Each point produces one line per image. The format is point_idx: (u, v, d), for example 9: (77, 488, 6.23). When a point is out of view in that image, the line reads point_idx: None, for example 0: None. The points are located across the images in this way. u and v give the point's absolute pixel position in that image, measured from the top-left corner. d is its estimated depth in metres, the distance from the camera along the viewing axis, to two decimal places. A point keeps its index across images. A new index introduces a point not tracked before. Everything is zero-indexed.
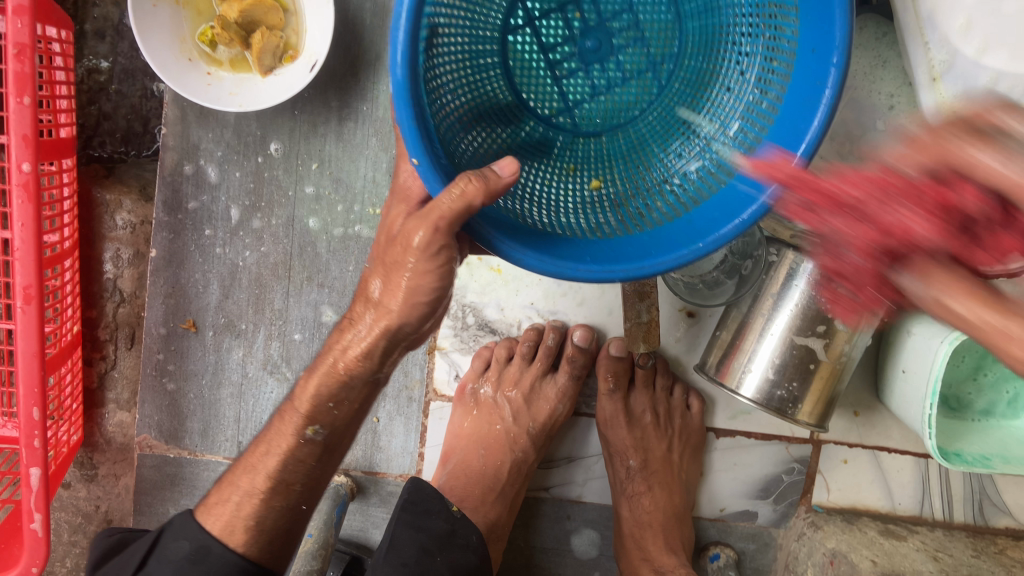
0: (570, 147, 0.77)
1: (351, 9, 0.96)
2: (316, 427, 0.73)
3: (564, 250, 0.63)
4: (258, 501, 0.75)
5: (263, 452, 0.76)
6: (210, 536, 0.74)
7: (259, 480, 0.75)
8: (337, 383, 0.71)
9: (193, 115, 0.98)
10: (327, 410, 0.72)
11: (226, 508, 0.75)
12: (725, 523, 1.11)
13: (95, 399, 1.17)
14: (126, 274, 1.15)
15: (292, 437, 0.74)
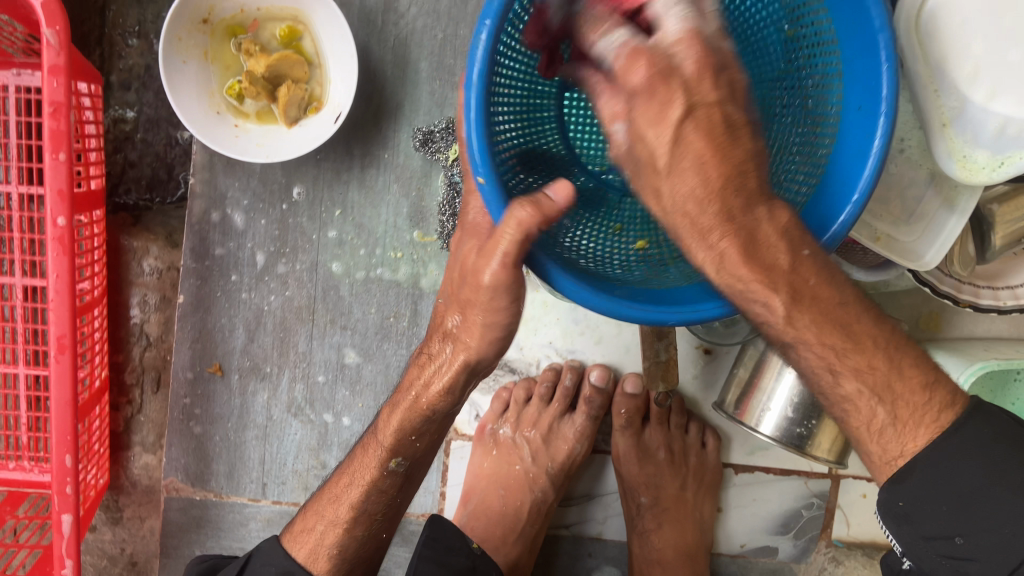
0: (619, 205, 0.78)
1: (373, 62, 0.99)
2: (398, 460, 0.80)
3: (616, 289, 0.65)
4: (342, 530, 0.83)
5: (345, 484, 0.84)
6: (295, 562, 0.84)
7: (343, 509, 0.83)
8: (420, 417, 0.76)
9: (221, 164, 1.01)
10: (409, 443, 0.78)
11: (312, 535, 0.85)
12: (746, 559, 1.11)
13: (121, 441, 1.19)
14: (153, 319, 1.17)
15: (376, 469, 0.81)
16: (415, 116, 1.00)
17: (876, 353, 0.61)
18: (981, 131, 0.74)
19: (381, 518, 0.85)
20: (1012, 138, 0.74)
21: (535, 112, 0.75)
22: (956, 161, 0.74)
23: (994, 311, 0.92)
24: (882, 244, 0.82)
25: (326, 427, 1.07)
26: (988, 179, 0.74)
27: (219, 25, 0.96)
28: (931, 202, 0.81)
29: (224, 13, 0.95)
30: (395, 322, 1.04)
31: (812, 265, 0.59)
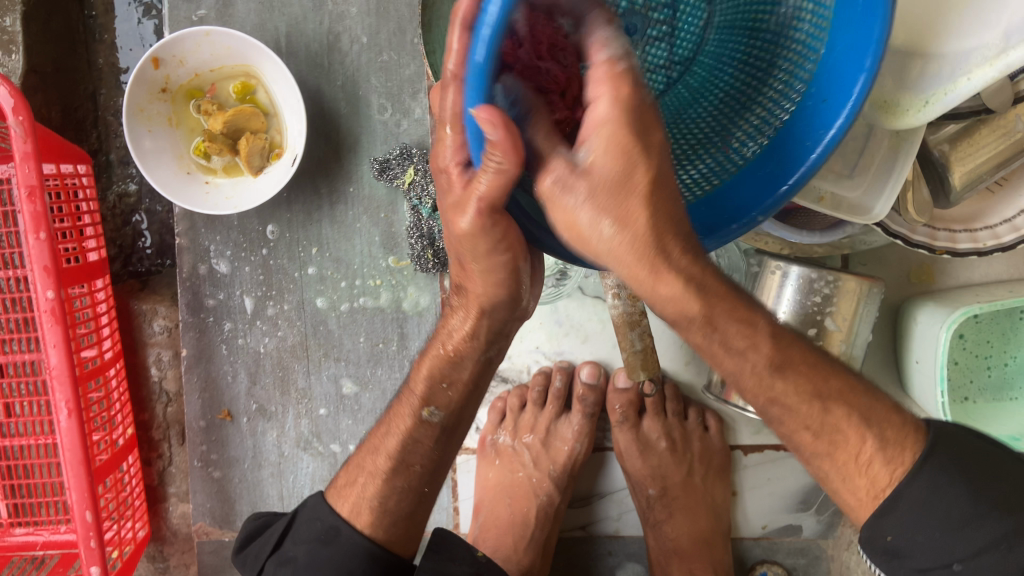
0: None
1: (326, 101, 1.03)
2: (431, 408, 0.74)
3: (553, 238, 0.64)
4: (381, 481, 0.78)
5: (382, 435, 0.80)
6: (337, 517, 0.79)
7: (381, 461, 0.78)
8: (446, 363, 0.71)
9: (202, 221, 1.07)
10: (441, 390, 0.73)
11: (353, 489, 0.80)
12: (769, 540, 1.09)
13: (157, 494, 1.25)
14: (170, 375, 1.24)
15: (411, 418, 0.76)
16: (372, 147, 1.04)
17: (852, 419, 0.60)
18: (902, 75, 0.72)
19: (423, 471, 0.78)
20: (934, 76, 0.70)
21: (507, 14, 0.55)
22: (877, 106, 0.74)
23: (976, 254, 0.89)
24: (826, 203, 0.77)
25: (335, 457, 1.10)
26: (908, 123, 0.71)
27: (178, 91, 1.01)
28: (875, 151, 0.77)
29: (180, 79, 1.00)
30: (385, 347, 1.08)
31: (802, 355, 0.60)
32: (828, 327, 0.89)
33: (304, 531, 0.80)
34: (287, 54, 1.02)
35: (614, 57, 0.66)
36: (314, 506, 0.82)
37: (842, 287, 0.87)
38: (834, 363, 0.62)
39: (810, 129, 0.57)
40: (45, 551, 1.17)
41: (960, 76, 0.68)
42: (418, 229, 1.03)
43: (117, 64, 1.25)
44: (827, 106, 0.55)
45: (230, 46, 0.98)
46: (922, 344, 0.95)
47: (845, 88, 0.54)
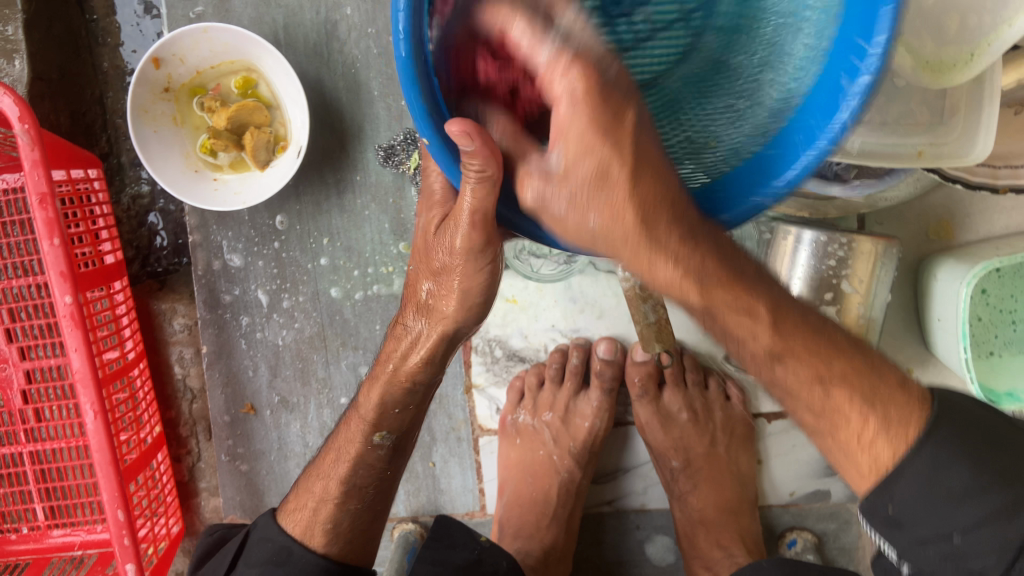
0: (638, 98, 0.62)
1: (328, 91, 1.03)
2: (384, 432, 0.76)
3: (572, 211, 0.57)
4: (333, 505, 0.78)
5: (333, 460, 0.79)
6: (289, 537, 0.79)
7: (334, 484, 0.78)
8: (402, 390, 0.74)
9: (213, 218, 1.08)
10: (392, 416, 0.75)
11: (304, 513, 0.79)
12: (798, 507, 1.08)
13: (189, 490, 1.27)
14: (193, 372, 1.25)
15: (361, 444, 0.77)
16: (377, 134, 1.04)
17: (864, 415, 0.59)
18: (940, 32, 0.70)
19: (375, 489, 0.80)
20: (974, 28, 0.68)
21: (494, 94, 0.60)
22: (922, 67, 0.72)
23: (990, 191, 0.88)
24: (928, 155, 0.78)
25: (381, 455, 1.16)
26: (956, 79, 0.70)
27: (181, 89, 1.01)
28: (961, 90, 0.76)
29: (182, 78, 1.00)
30: None
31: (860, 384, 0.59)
32: (845, 290, 0.87)
33: (257, 552, 0.80)
34: (286, 46, 1.02)
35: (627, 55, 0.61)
36: (264, 526, 0.82)
37: (856, 249, 0.85)
38: (844, 341, 0.61)
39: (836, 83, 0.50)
40: (84, 550, 1.20)
41: (1003, 24, 0.67)
42: None
43: (121, 66, 1.25)
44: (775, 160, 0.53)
45: (228, 42, 0.98)
46: (942, 300, 0.93)
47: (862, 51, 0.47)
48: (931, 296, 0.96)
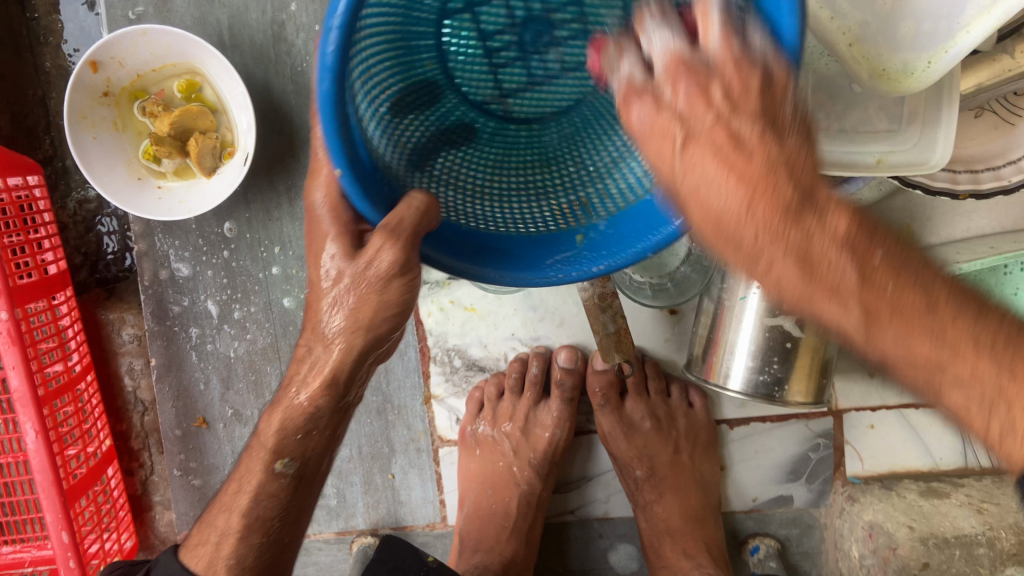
0: (501, 137, 0.65)
1: (276, 95, 0.99)
2: (285, 461, 0.64)
3: (505, 259, 0.56)
4: (237, 540, 0.68)
5: (235, 490, 0.69)
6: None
7: (235, 518, 0.68)
8: (301, 416, 0.62)
9: (159, 225, 1.04)
10: (297, 441, 0.63)
11: (206, 548, 0.69)
12: (761, 512, 1.08)
13: (142, 504, 1.22)
14: (143, 384, 1.20)
15: (262, 473, 0.65)
16: None
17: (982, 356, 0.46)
18: (895, 40, 0.68)
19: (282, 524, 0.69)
20: (929, 35, 0.67)
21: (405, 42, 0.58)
22: (876, 76, 0.69)
23: (947, 195, 0.87)
24: (886, 164, 0.76)
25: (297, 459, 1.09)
26: (915, 87, 0.68)
27: (121, 93, 0.97)
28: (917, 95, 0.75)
29: (121, 81, 0.96)
30: None
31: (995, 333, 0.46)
32: None
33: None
34: (231, 47, 0.98)
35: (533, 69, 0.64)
36: (165, 563, 0.73)
37: None
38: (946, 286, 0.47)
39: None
40: (34, 567, 1.13)
41: (960, 30, 0.66)
42: None
43: (64, 65, 1.16)
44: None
45: (169, 44, 0.93)
46: None
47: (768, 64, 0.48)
48: None
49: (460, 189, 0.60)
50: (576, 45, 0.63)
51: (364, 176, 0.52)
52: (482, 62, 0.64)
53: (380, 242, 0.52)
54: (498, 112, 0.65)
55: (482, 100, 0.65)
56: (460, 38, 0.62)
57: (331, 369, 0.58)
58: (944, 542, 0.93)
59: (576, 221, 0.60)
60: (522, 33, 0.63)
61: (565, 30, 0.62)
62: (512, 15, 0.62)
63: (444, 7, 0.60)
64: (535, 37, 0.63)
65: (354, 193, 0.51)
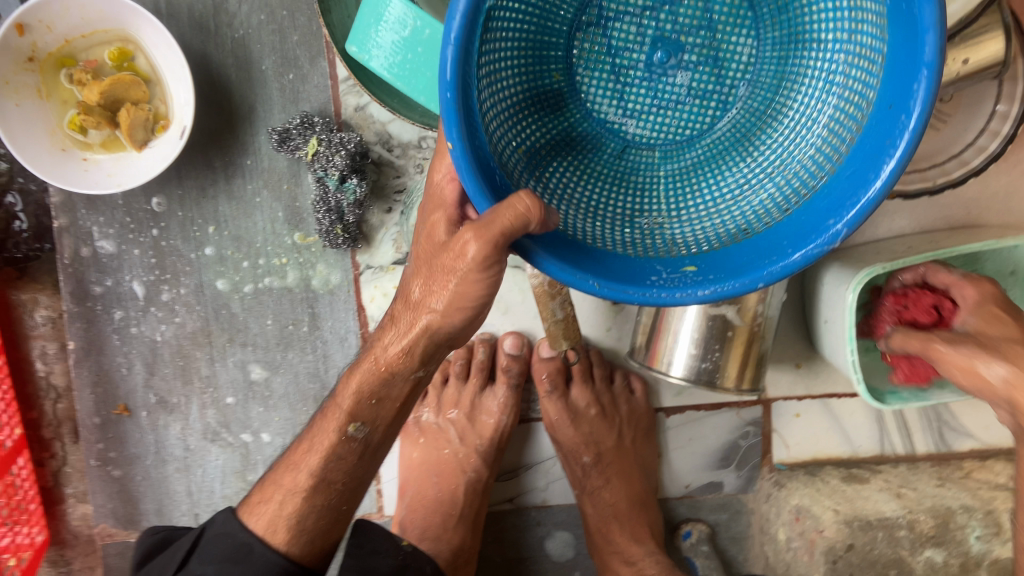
0: (622, 156, 0.69)
1: (215, 68, 0.95)
2: (357, 424, 0.69)
3: (616, 269, 0.60)
4: (301, 499, 0.72)
5: (305, 449, 0.73)
6: (250, 533, 0.73)
7: (301, 477, 0.72)
8: (378, 379, 0.66)
9: (82, 201, 0.98)
10: (368, 406, 0.68)
11: (268, 507, 0.73)
12: (693, 498, 1.11)
13: (53, 496, 1.15)
14: (57, 369, 1.12)
15: (335, 435, 0.70)
16: (269, 116, 0.97)
17: None
18: None
19: (344, 488, 0.73)
20: None
21: (534, 56, 0.64)
22: None
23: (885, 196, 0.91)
24: None
25: (247, 447, 1.05)
26: None
27: (47, 59, 0.91)
28: None
29: (48, 47, 0.90)
30: (295, 329, 1.02)
31: None
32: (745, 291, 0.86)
33: (212, 548, 0.74)
34: (168, 16, 0.94)
35: (658, 93, 0.68)
36: (224, 521, 0.76)
37: None
38: None
39: (877, 138, 0.56)
40: None
41: None
42: (325, 203, 0.93)
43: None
44: (816, 213, 0.59)
45: (103, 9, 0.88)
46: (829, 303, 0.94)
47: (906, 88, 0.54)
48: (818, 297, 0.97)
49: (576, 202, 0.65)
50: (702, 71, 0.68)
51: (481, 169, 0.56)
52: (610, 80, 0.68)
53: (468, 236, 0.54)
54: (621, 133, 0.69)
55: (607, 119, 0.69)
56: (591, 55, 0.67)
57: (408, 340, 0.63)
58: (867, 525, 0.97)
59: (686, 248, 0.63)
60: (652, 52, 0.67)
61: (693, 54, 0.67)
62: (642, 33, 0.67)
63: (577, 21, 0.66)
64: (665, 57, 0.67)
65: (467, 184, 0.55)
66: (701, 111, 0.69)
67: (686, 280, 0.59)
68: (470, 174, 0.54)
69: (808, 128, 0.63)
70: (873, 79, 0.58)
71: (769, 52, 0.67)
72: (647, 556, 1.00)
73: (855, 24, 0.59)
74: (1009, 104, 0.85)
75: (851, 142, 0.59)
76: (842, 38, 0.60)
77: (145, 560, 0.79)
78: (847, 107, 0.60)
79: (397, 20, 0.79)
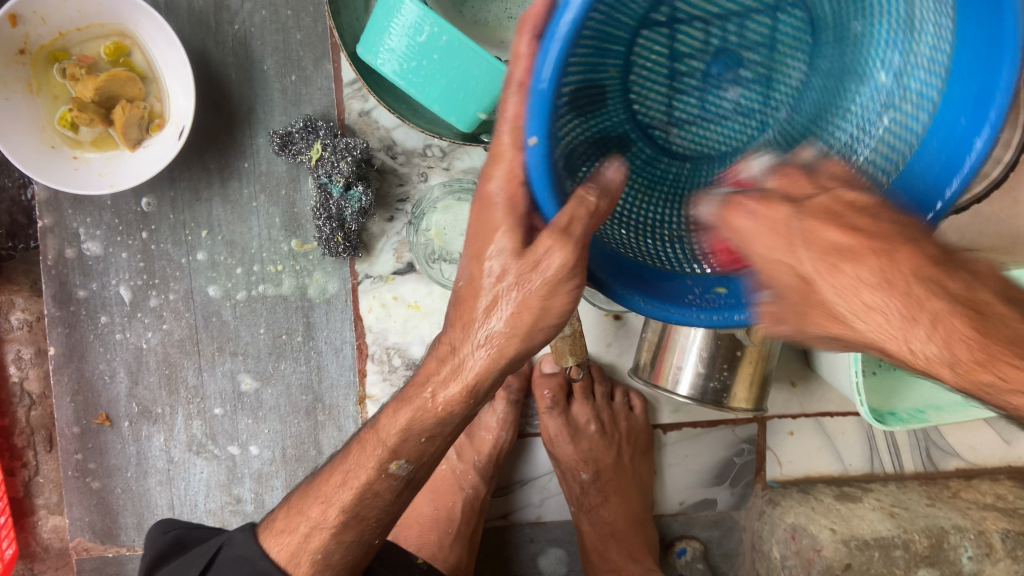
0: (652, 163, 0.67)
1: (215, 67, 0.92)
2: (400, 462, 0.64)
3: (663, 290, 0.58)
4: (329, 534, 0.68)
5: (337, 482, 0.68)
6: (274, 566, 0.70)
7: (331, 511, 0.68)
8: (434, 421, 0.62)
9: (69, 200, 0.94)
10: (418, 444, 0.63)
11: (293, 537, 0.69)
12: (687, 515, 1.10)
13: (24, 507, 1.09)
14: (33, 375, 1.07)
15: (374, 470, 0.65)
16: (269, 118, 0.93)
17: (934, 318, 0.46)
18: None
19: (377, 524, 0.69)
20: None
21: (600, 51, 0.58)
22: None
23: None
24: None
25: (234, 460, 1.01)
26: None
27: (39, 53, 0.87)
28: None
29: (41, 39, 0.87)
30: (288, 339, 0.98)
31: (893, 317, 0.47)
32: None
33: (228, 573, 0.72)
34: (168, 13, 0.91)
35: (700, 103, 0.67)
36: (242, 543, 0.73)
37: None
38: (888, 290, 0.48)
39: (940, 158, 0.52)
40: None
41: None
42: (327, 210, 0.90)
43: None
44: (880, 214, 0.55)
45: (101, 2, 0.85)
46: None
47: (980, 114, 0.49)
48: None
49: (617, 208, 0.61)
50: (754, 89, 0.66)
51: (550, 162, 0.51)
52: (662, 84, 0.66)
53: None
54: (660, 139, 0.67)
55: (647, 122, 0.67)
56: (648, 55, 0.64)
57: (470, 376, 0.58)
58: (864, 544, 0.98)
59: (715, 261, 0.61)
60: (711, 64, 0.66)
61: (749, 71, 0.66)
62: (707, 42, 0.65)
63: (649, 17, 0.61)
64: (721, 70, 0.66)
65: (538, 176, 0.50)
66: (744, 127, 0.67)
67: (720, 303, 0.56)
68: (544, 180, 0.50)
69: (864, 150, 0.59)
70: (925, 113, 0.54)
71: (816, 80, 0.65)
72: (644, 575, 0.98)
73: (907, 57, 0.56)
74: (1011, 131, 0.83)
75: (907, 158, 0.55)
76: (894, 70, 0.57)
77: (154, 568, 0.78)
78: (894, 131, 0.57)
79: (410, 25, 0.76)
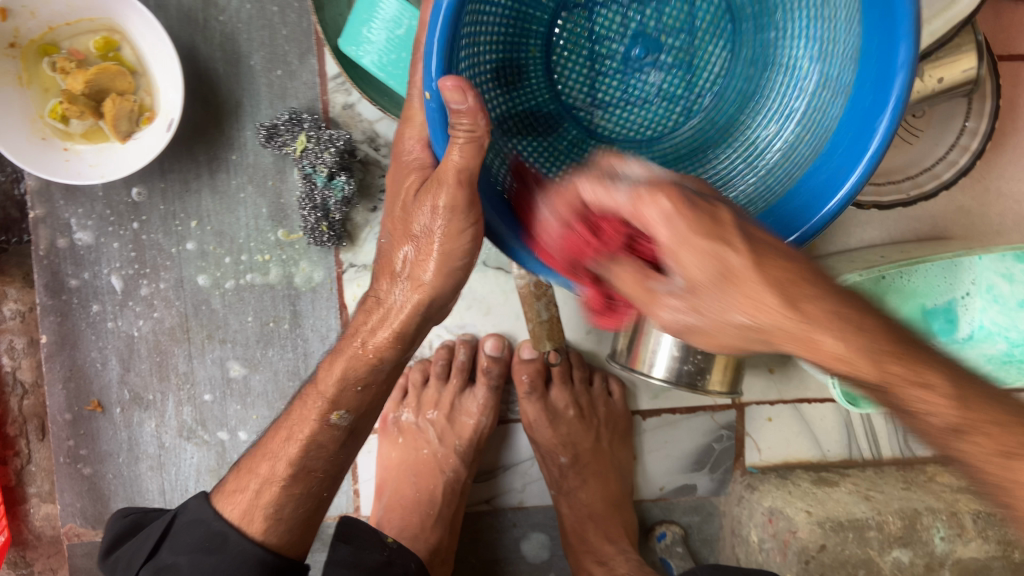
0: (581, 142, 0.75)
1: (203, 61, 0.95)
2: (340, 411, 0.70)
3: None
4: (279, 488, 0.71)
5: (282, 439, 0.72)
6: (225, 523, 0.72)
7: (280, 465, 0.71)
8: (366, 366, 0.68)
9: (60, 191, 0.97)
10: (353, 394, 0.69)
11: (245, 495, 0.72)
12: (667, 501, 1.13)
13: (15, 496, 1.11)
14: (25, 364, 1.09)
15: (316, 423, 0.70)
16: (257, 112, 0.96)
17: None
18: None
19: (324, 477, 0.73)
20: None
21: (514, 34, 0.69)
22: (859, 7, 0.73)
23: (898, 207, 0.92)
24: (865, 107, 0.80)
25: (223, 446, 1.04)
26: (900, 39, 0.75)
27: (29, 47, 0.90)
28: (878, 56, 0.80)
29: (31, 33, 0.89)
30: (276, 326, 1.01)
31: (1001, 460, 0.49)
32: None
33: (184, 536, 0.73)
34: (157, 8, 0.93)
35: (626, 90, 0.75)
36: (196, 508, 0.75)
37: None
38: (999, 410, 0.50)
39: (844, 148, 0.63)
40: None
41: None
42: (311, 200, 0.92)
43: None
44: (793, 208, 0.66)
45: None
46: None
47: (876, 109, 0.60)
48: None
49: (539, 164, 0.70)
50: (674, 74, 0.74)
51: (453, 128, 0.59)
52: (584, 66, 0.74)
53: None
54: (587, 120, 0.75)
55: (571, 103, 0.75)
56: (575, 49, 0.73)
57: (398, 322, 0.65)
58: (838, 526, 1.00)
59: None
60: (631, 47, 0.73)
61: (667, 56, 0.74)
62: (626, 28, 0.73)
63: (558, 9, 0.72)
64: (641, 53, 0.73)
65: (436, 127, 0.57)
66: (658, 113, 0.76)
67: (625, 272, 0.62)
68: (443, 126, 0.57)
69: (786, 140, 0.70)
70: (834, 110, 0.66)
71: (739, 68, 0.74)
72: (620, 555, 1.01)
73: (824, 47, 0.67)
74: (977, 121, 0.90)
75: (816, 143, 0.67)
76: (808, 67, 0.69)
77: (115, 545, 0.79)
78: (817, 116, 0.68)
79: (390, 18, 0.79)
